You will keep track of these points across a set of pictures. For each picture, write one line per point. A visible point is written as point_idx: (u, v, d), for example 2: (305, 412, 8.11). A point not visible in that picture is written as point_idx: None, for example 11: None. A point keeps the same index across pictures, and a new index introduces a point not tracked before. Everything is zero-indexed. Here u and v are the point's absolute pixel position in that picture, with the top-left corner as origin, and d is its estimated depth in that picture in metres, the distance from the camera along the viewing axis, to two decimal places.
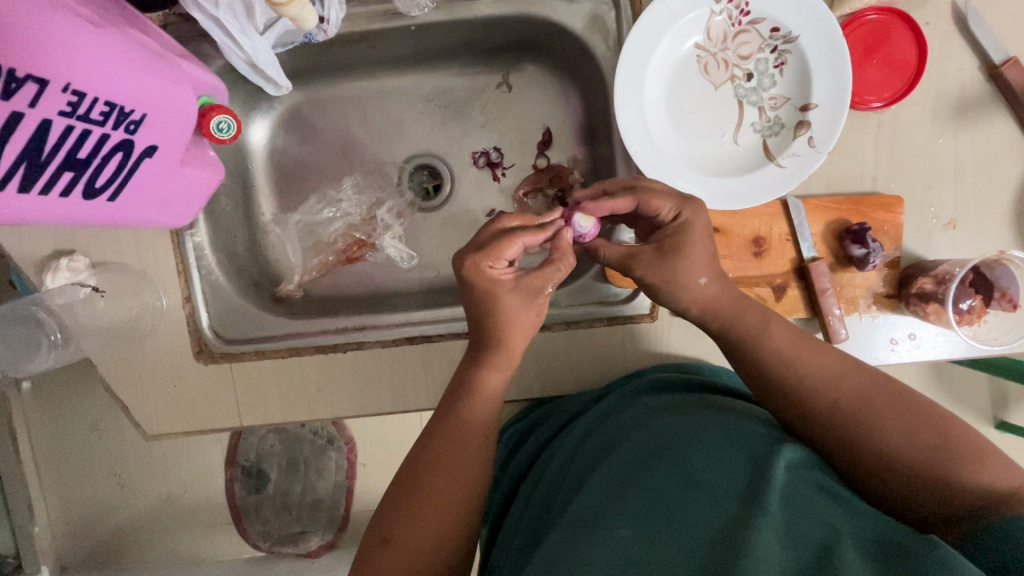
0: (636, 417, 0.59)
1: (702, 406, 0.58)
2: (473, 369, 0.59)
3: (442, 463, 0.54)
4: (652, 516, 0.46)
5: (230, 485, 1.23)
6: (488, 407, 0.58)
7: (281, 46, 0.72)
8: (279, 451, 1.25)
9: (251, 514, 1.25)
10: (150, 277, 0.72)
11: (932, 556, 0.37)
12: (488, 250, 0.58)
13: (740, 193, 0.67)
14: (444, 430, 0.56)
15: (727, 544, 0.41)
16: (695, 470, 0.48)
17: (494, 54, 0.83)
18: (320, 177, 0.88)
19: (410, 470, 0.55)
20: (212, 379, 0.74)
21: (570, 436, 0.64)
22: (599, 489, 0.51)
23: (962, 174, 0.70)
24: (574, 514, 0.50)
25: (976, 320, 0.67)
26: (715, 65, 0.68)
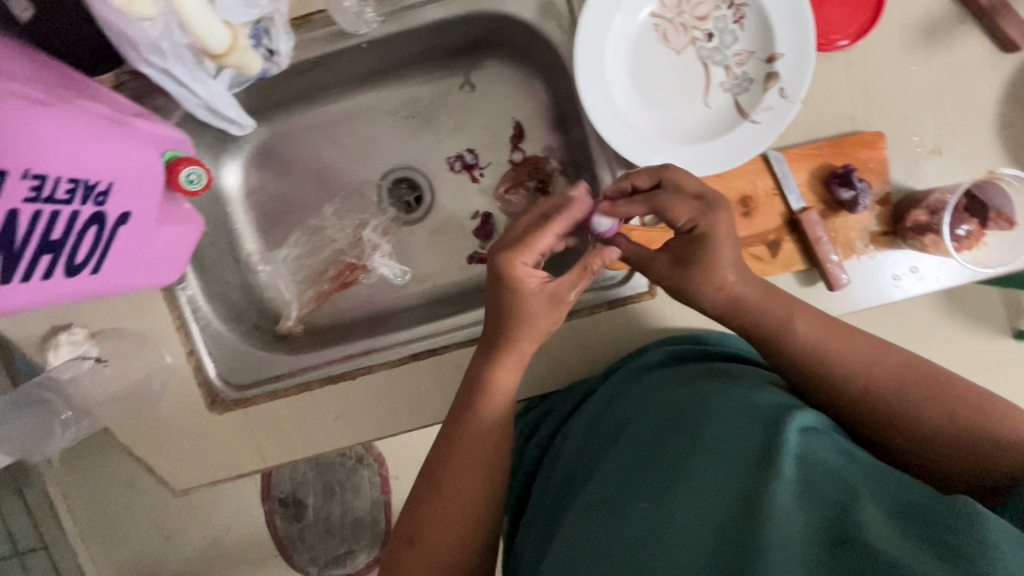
0: (647, 394, 0.59)
1: (711, 374, 0.58)
2: (485, 363, 0.59)
3: (462, 456, 0.54)
4: (667, 486, 0.46)
5: (270, 518, 1.25)
6: (507, 394, 0.58)
7: (237, 86, 0.70)
8: (312, 478, 1.26)
9: (296, 542, 1.27)
10: (151, 337, 0.72)
11: (956, 512, 0.36)
12: (522, 245, 0.57)
13: (720, 156, 0.65)
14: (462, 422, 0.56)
15: (744, 512, 0.41)
16: (708, 440, 0.48)
17: (452, 55, 0.82)
18: (301, 209, 0.87)
19: (429, 468, 0.55)
20: (230, 427, 0.74)
21: (582, 416, 0.64)
22: (615, 470, 0.52)
23: (941, 98, 0.68)
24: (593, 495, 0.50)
25: (976, 244, 0.66)
26: (674, 31, 0.66)
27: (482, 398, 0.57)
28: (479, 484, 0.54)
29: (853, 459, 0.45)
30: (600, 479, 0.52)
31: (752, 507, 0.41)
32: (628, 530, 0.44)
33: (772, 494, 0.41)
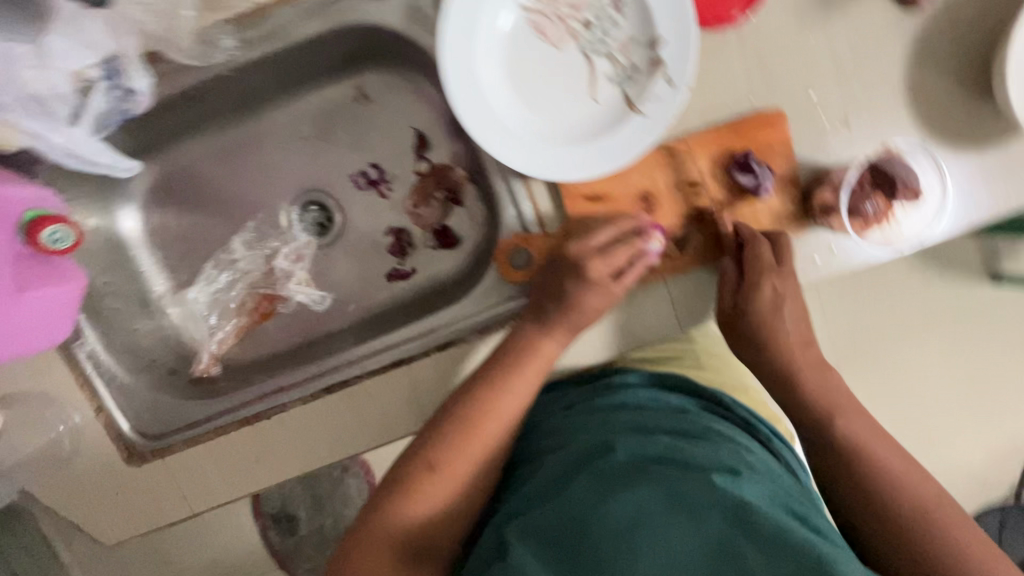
0: (614, 420, 0.61)
1: (678, 415, 0.61)
2: (498, 387, 0.62)
3: (454, 468, 0.58)
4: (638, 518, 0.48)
5: (265, 533, 1.25)
6: (502, 416, 0.61)
7: (102, 129, 0.66)
8: (300, 491, 1.25)
9: (295, 554, 1.27)
10: (55, 399, 0.70)
11: None
12: (610, 257, 0.62)
13: (611, 154, 0.62)
14: (458, 442, 0.59)
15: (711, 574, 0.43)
16: (685, 488, 0.49)
17: (339, 69, 0.78)
18: (209, 243, 0.84)
19: (416, 478, 0.58)
20: (152, 479, 0.73)
21: (544, 427, 0.67)
22: (586, 496, 0.51)
23: (842, 66, 0.64)
24: (558, 520, 0.50)
25: (886, 222, 0.62)
26: (550, 24, 0.62)
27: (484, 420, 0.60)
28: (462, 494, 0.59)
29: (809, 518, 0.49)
30: (567, 499, 0.52)
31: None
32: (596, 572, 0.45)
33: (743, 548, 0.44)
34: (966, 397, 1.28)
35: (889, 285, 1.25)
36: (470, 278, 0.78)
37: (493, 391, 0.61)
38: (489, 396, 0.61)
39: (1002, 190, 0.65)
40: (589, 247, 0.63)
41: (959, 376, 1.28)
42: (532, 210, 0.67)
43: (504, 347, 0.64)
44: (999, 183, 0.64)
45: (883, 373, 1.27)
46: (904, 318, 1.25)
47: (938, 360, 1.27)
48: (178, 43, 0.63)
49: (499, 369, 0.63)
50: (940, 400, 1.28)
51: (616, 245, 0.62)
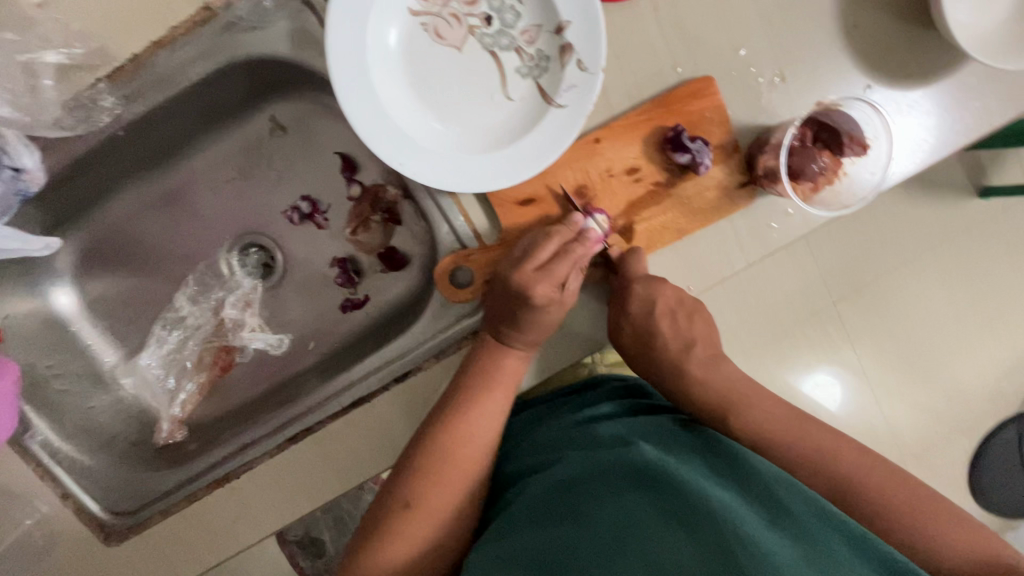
0: (589, 444, 0.56)
1: (650, 429, 0.57)
2: (471, 413, 0.59)
3: (431, 500, 0.55)
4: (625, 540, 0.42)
5: (295, 560, 1.27)
6: (482, 427, 0.59)
7: (3, 213, 0.63)
8: (322, 515, 1.25)
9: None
10: (18, 495, 0.68)
11: None
12: (551, 271, 0.57)
13: (534, 153, 0.58)
14: (433, 474, 0.56)
15: None
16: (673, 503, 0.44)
17: (245, 104, 0.73)
18: (154, 305, 0.82)
19: (394, 517, 0.55)
20: (130, 557, 0.70)
21: (521, 461, 0.62)
22: (571, 524, 0.46)
23: (767, 16, 0.59)
24: (540, 552, 0.45)
25: (835, 177, 0.60)
26: (446, 25, 0.58)
27: (461, 448, 0.57)
28: (441, 526, 0.56)
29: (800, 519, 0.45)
30: (550, 529, 0.47)
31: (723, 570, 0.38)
32: None
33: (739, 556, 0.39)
34: (969, 315, 1.24)
35: (870, 219, 1.20)
36: (421, 300, 0.75)
37: (467, 415, 0.58)
38: (463, 423, 0.58)
39: (954, 119, 0.61)
40: (531, 271, 0.58)
41: (958, 296, 1.24)
42: (464, 225, 0.63)
43: (468, 370, 0.61)
44: (950, 112, 0.60)
45: (879, 308, 1.23)
46: (891, 248, 1.21)
47: (936, 288, 1.23)
48: (52, 113, 0.59)
49: (467, 394, 0.60)
50: (943, 325, 1.24)
51: (558, 258, 0.58)
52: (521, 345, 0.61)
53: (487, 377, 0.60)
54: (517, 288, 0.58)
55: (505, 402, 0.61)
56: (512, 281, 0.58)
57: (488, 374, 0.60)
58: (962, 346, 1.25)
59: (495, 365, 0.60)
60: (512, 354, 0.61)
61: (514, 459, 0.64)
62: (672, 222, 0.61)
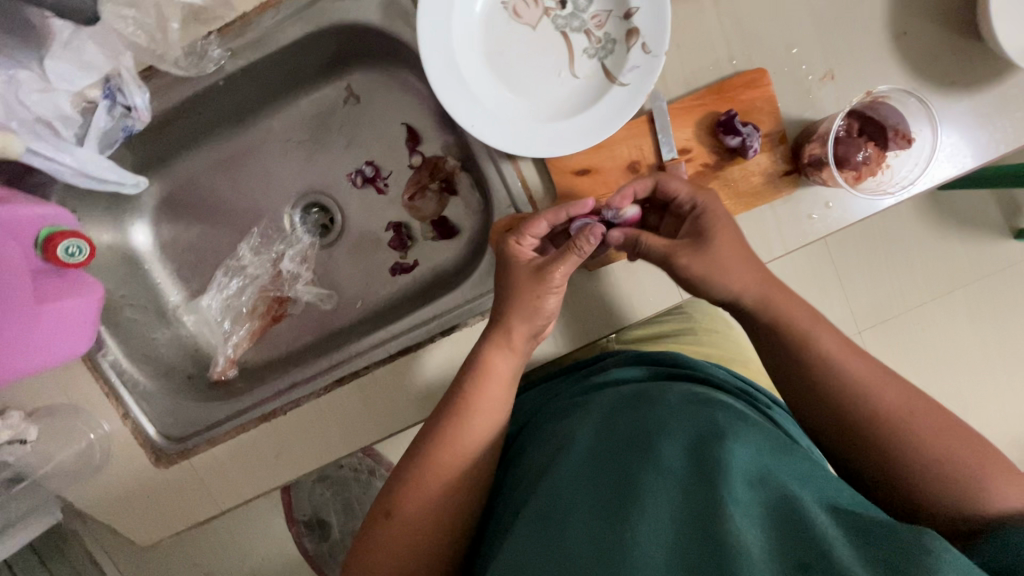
0: (597, 406, 0.60)
1: (660, 389, 0.59)
2: (455, 417, 0.61)
3: (413, 504, 0.59)
4: (622, 505, 0.46)
5: (299, 540, 1.28)
6: (498, 387, 0.63)
7: (107, 147, 0.69)
8: (331, 497, 1.29)
9: (327, 559, 1.28)
10: (84, 409, 0.73)
11: (910, 536, 0.37)
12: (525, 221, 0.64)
13: (594, 126, 0.63)
14: (419, 470, 0.60)
15: (701, 534, 0.41)
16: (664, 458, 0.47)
17: (326, 72, 0.80)
18: (218, 253, 0.87)
19: (412, 467, 0.61)
20: (178, 479, 0.75)
21: (538, 429, 0.65)
22: (572, 481, 0.51)
23: (821, 18, 0.64)
24: (548, 508, 0.50)
25: (879, 169, 0.63)
26: (524, 5, 0.63)
27: (442, 451, 0.60)
28: (428, 526, 0.59)
29: (801, 471, 0.46)
30: (555, 485, 0.52)
31: (710, 529, 0.40)
32: (585, 555, 0.44)
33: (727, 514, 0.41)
34: (996, 350, 1.24)
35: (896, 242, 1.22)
36: (469, 264, 0.79)
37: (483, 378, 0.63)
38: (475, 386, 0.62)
39: (995, 127, 0.64)
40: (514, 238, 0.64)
41: (986, 328, 1.23)
42: (521, 189, 0.67)
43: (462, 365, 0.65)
44: (992, 119, 0.64)
45: (906, 333, 1.23)
46: (922, 274, 1.22)
47: (965, 319, 1.23)
48: (167, 54, 0.66)
49: (455, 392, 0.63)
50: (971, 356, 1.24)
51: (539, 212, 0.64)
52: (503, 337, 0.63)
53: (473, 373, 0.63)
54: (506, 259, 0.64)
55: (494, 401, 0.63)
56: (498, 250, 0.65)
57: (475, 371, 0.63)
58: (987, 380, 1.24)
59: (483, 362, 0.63)
60: (495, 350, 0.63)
61: (532, 428, 0.67)
62: None
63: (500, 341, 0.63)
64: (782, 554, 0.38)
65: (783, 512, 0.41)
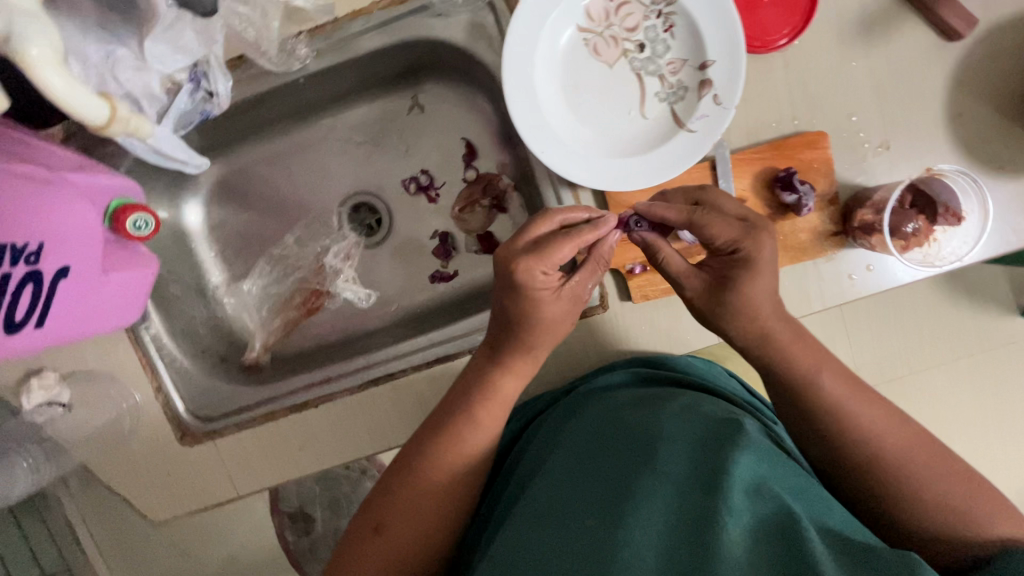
0: (602, 408, 0.64)
1: (662, 395, 0.63)
2: (451, 438, 0.60)
3: (402, 523, 0.58)
4: (620, 504, 0.50)
5: (282, 531, 1.20)
6: (496, 414, 0.62)
7: (182, 127, 0.72)
8: (319, 492, 1.18)
9: (308, 556, 1.20)
10: (120, 378, 0.74)
11: (889, 557, 0.40)
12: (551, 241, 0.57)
13: (657, 167, 0.65)
14: (406, 491, 0.58)
15: (692, 535, 0.45)
16: (663, 463, 0.52)
17: (396, 80, 0.83)
18: (264, 240, 0.89)
19: (400, 483, 0.59)
20: (202, 459, 0.76)
21: (540, 430, 0.69)
22: (575, 482, 0.56)
23: (886, 91, 0.67)
24: (550, 504, 0.55)
25: (926, 241, 0.66)
26: (604, 44, 0.66)
27: (435, 469, 0.59)
28: (417, 543, 0.58)
29: (793, 485, 0.50)
30: (557, 484, 0.57)
31: (703, 534, 0.44)
32: (581, 548, 0.48)
33: (721, 522, 0.45)
34: (992, 426, 1.27)
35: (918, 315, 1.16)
36: None
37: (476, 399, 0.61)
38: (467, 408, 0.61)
39: None
40: (541, 270, 0.57)
41: (989, 403, 1.26)
42: None
43: (462, 384, 0.63)
44: None
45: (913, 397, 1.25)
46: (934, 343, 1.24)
47: (972, 390, 1.25)
48: (263, 48, 0.68)
49: (459, 416, 0.61)
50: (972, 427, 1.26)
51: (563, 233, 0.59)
52: (520, 362, 0.62)
53: (482, 398, 0.61)
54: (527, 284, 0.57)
55: (491, 426, 0.62)
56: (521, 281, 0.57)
57: (481, 394, 0.62)
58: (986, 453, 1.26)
59: (490, 384, 0.62)
60: (509, 375, 0.62)
61: (535, 430, 0.70)
62: None
63: (517, 365, 0.62)
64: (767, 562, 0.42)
65: (769, 522, 0.45)
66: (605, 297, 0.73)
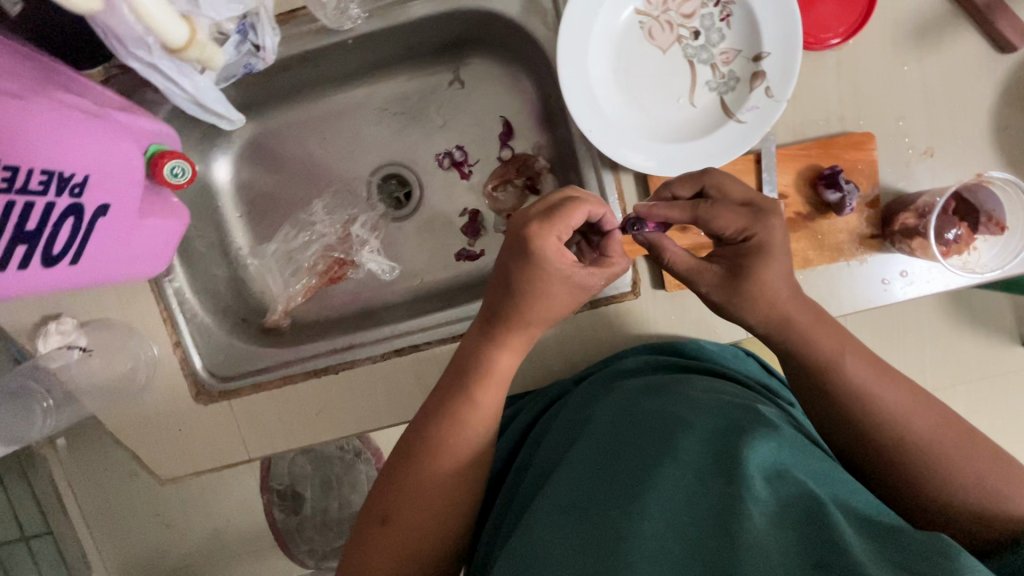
0: (616, 396, 0.61)
1: (679, 382, 0.60)
2: (448, 420, 0.56)
3: (412, 513, 0.54)
4: (637, 493, 0.46)
5: (269, 509, 1.14)
6: (498, 392, 0.58)
7: (224, 80, 0.71)
8: (311, 471, 1.14)
9: (295, 535, 1.15)
10: (139, 329, 0.73)
11: (929, 544, 0.37)
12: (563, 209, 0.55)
13: (703, 155, 0.65)
14: (415, 473, 0.54)
15: (718, 523, 0.42)
16: (681, 448, 0.49)
17: (440, 52, 0.82)
18: (291, 204, 0.88)
19: (407, 466, 0.55)
20: (215, 419, 0.74)
21: (556, 419, 0.65)
22: (587, 466, 0.52)
23: (935, 98, 0.67)
24: (561, 491, 0.50)
25: (966, 249, 0.66)
26: (660, 28, 0.66)
27: (436, 456, 0.55)
28: (430, 531, 0.54)
29: (818, 471, 0.47)
30: (568, 470, 0.52)
31: (731, 525, 0.41)
32: (598, 537, 0.44)
33: (747, 510, 0.42)
34: None
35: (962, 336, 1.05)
36: None
37: (484, 380, 0.57)
38: (475, 389, 0.57)
39: None
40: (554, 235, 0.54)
41: None
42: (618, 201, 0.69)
43: (456, 365, 0.59)
44: None
45: None
46: None
47: None
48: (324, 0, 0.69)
49: (456, 397, 0.56)
50: None
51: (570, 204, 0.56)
52: (515, 337, 0.58)
53: (475, 377, 0.57)
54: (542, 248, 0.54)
55: (489, 410, 0.57)
56: (534, 245, 0.54)
57: (475, 373, 0.58)
58: None
59: (484, 364, 0.58)
60: (502, 351, 0.58)
61: (551, 418, 0.67)
62: (801, 251, 0.67)
63: (507, 340, 0.58)
64: (801, 550, 0.39)
65: (799, 510, 0.42)
66: (637, 283, 0.73)
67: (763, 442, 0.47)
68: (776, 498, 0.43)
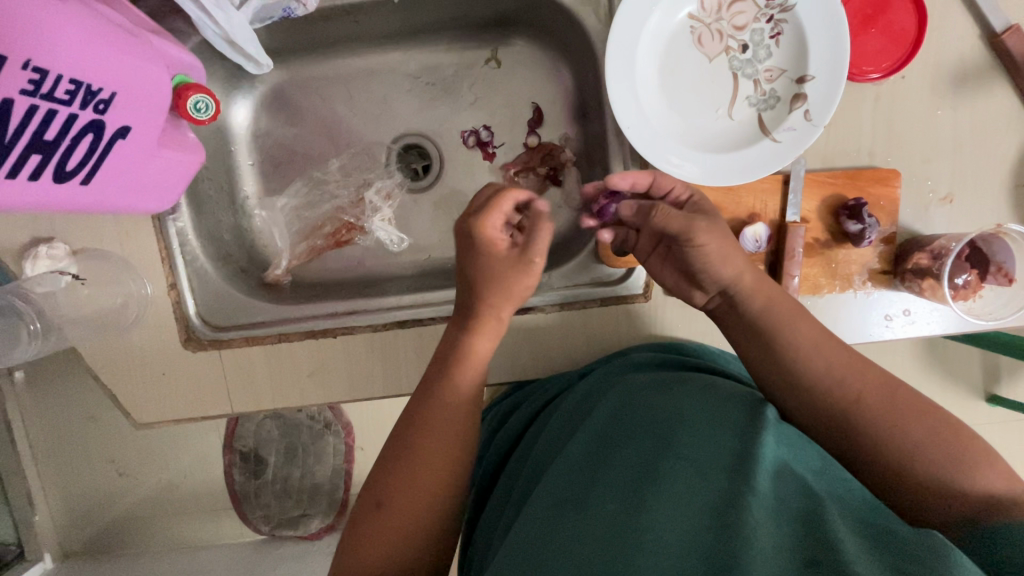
0: (620, 390, 0.61)
1: (683, 378, 0.60)
2: (435, 401, 0.54)
3: (404, 495, 0.51)
4: (638, 490, 0.46)
5: (229, 470, 1.11)
6: (476, 374, 0.56)
7: (260, 21, 0.70)
8: (277, 437, 1.11)
9: (250, 499, 1.12)
10: (134, 265, 0.71)
11: (921, 538, 0.38)
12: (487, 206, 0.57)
13: (734, 168, 0.65)
14: (407, 442, 0.53)
15: (719, 518, 0.41)
16: (683, 448, 0.48)
17: (481, 29, 0.81)
18: (307, 160, 0.85)
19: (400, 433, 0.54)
20: (201, 368, 0.72)
21: (555, 414, 0.65)
22: (589, 464, 0.52)
23: (961, 146, 0.68)
24: (563, 486, 0.50)
25: (972, 295, 0.67)
26: (709, 36, 0.67)
27: (426, 433, 0.53)
28: (423, 512, 0.51)
29: (815, 468, 0.47)
30: (569, 465, 0.52)
31: (729, 518, 0.41)
32: (598, 530, 0.43)
33: (746, 505, 0.41)
34: None
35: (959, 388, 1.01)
36: (556, 253, 0.80)
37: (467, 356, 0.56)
38: (461, 364, 0.56)
39: None
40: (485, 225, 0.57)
41: None
42: None
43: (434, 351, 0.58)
44: None
45: None
46: None
47: None
48: None
49: (439, 373, 0.55)
50: None
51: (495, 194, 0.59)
52: (489, 316, 0.57)
53: (448, 360, 0.56)
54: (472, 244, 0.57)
55: (470, 389, 0.55)
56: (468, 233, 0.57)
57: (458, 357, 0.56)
58: None
59: (463, 350, 0.56)
60: (472, 335, 0.57)
61: (549, 414, 0.67)
62: (813, 276, 0.68)
63: (486, 326, 0.57)
64: (800, 549, 0.38)
65: (799, 510, 0.42)
66: (649, 287, 0.73)
67: (764, 441, 0.47)
68: (774, 495, 0.43)
